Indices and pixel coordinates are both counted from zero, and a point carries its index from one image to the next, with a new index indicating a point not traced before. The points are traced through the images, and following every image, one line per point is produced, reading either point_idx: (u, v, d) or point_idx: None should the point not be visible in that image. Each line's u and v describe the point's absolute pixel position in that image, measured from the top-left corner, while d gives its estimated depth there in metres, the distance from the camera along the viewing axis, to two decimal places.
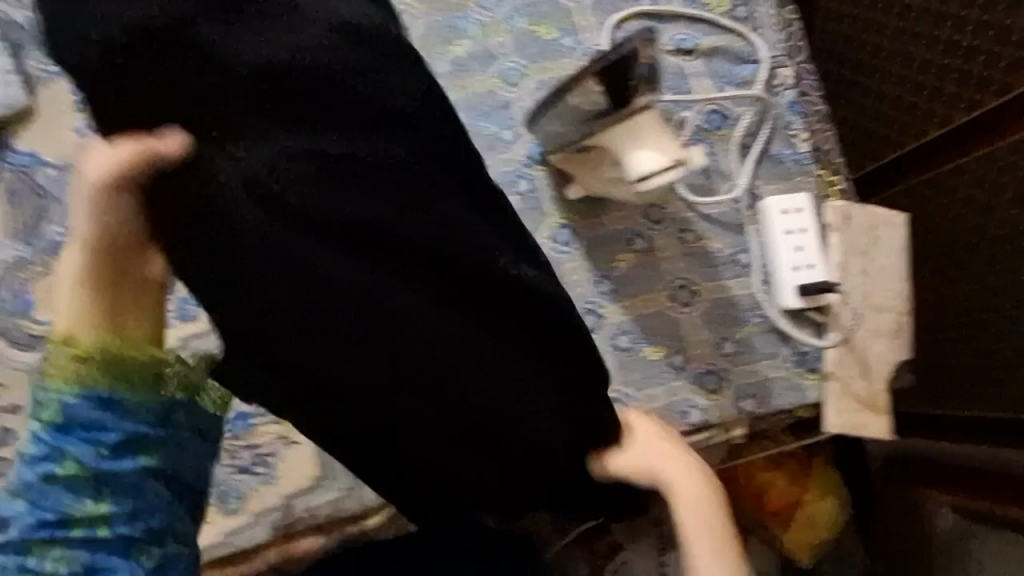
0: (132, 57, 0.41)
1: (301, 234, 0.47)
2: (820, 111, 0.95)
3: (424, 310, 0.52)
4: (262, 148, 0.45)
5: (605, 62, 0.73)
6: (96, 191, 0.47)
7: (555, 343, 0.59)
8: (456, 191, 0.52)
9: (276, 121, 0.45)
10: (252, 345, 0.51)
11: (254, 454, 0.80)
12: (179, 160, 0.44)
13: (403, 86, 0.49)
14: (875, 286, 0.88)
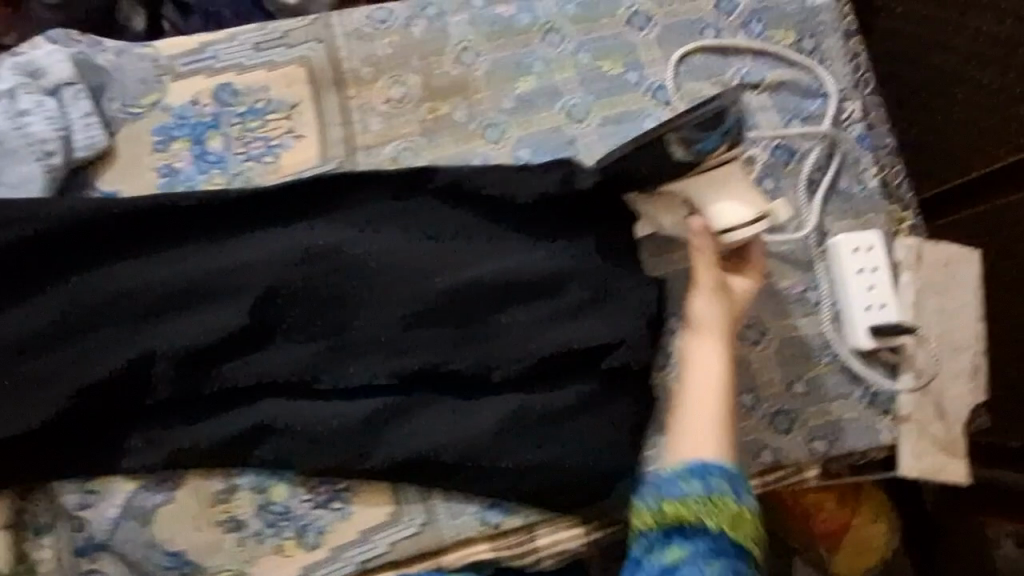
0: (92, 250, 0.78)
1: (100, 332, 0.77)
2: (889, 145, 0.95)
3: (232, 360, 0.78)
4: (132, 318, 0.77)
5: (698, 110, 0.84)
6: None
7: (253, 337, 0.79)
8: (115, 257, 0.79)
9: (114, 257, 0.79)
10: (155, 404, 0.79)
11: (331, 490, 0.80)
12: (102, 306, 0.77)
13: (57, 222, 0.76)
14: (949, 326, 0.87)
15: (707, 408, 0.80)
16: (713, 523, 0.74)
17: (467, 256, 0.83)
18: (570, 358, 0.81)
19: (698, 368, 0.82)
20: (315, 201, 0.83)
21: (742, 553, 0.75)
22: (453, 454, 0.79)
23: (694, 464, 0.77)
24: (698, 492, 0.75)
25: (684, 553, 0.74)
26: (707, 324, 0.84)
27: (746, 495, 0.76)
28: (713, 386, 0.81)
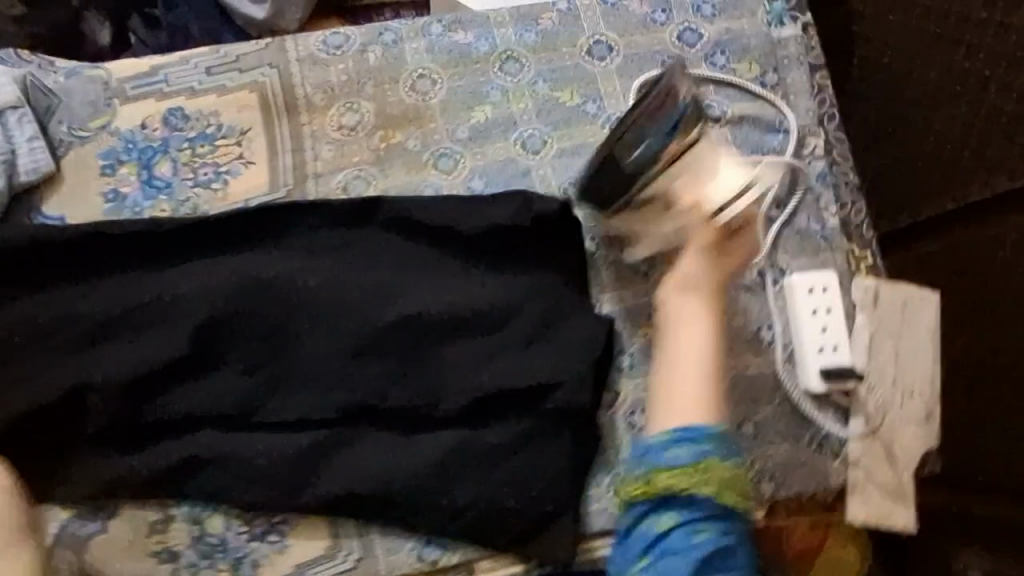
0: (34, 275, 0.78)
1: (38, 359, 0.76)
2: (852, 182, 0.92)
3: (168, 390, 0.77)
4: (70, 345, 0.77)
5: (644, 101, 0.81)
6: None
7: (191, 367, 0.77)
8: (56, 282, 0.78)
9: (56, 282, 0.78)
10: (86, 434, 0.77)
11: (268, 522, 0.78)
12: (40, 331, 0.76)
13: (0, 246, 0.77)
14: (903, 370, 0.85)
15: (692, 372, 0.77)
16: (702, 489, 0.71)
17: (413, 288, 0.82)
18: (513, 397, 0.80)
19: (682, 325, 0.79)
20: (262, 229, 0.82)
21: (733, 513, 0.73)
22: (390, 492, 0.78)
23: (679, 427, 0.74)
24: (685, 458, 0.72)
25: (676, 520, 0.72)
26: (694, 283, 0.80)
27: (733, 455, 0.74)
28: (699, 344, 0.79)
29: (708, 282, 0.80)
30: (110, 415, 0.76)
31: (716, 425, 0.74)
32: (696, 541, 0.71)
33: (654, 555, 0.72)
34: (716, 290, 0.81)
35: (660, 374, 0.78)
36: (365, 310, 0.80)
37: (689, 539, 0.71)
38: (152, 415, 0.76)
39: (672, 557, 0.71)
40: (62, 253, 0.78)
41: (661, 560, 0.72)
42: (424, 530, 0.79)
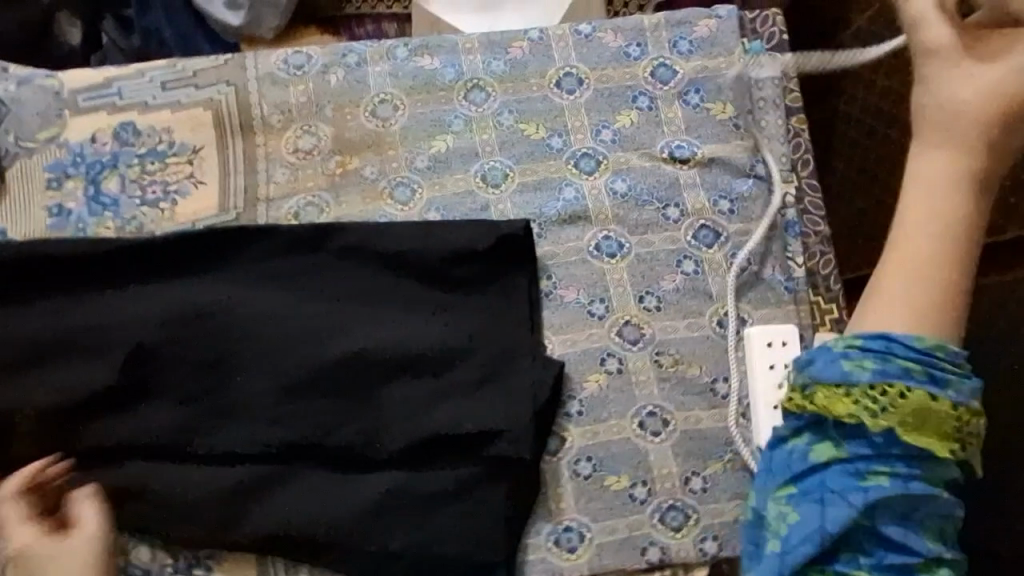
0: None
1: None
2: (823, 233, 0.90)
3: (97, 417, 0.75)
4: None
5: None
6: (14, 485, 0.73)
7: (122, 394, 0.75)
8: None
9: None
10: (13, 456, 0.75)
11: (194, 556, 0.75)
12: None
13: None
14: None
15: (932, 230, 0.56)
16: (887, 422, 0.53)
17: (355, 323, 0.79)
18: (451, 441, 0.77)
19: (904, 219, 0.57)
20: (207, 253, 0.79)
21: (936, 460, 0.54)
22: (314, 534, 0.74)
23: (872, 336, 0.55)
24: (868, 376, 0.54)
25: (842, 454, 0.55)
26: (930, 126, 0.56)
27: (951, 382, 0.54)
28: (930, 234, 0.56)
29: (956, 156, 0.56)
30: (43, 437, 0.75)
31: (930, 339, 0.55)
32: (864, 486, 0.54)
33: (801, 485, 0.56)
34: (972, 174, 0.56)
35: (874, 284, 0.58)
36: (304, 342, 0.77)
37: (852, 481, 0.54)
38: (80, 441, 0.75)
39: (827, 500, 0.54)
40: None
41: (811, 497, 0.55)
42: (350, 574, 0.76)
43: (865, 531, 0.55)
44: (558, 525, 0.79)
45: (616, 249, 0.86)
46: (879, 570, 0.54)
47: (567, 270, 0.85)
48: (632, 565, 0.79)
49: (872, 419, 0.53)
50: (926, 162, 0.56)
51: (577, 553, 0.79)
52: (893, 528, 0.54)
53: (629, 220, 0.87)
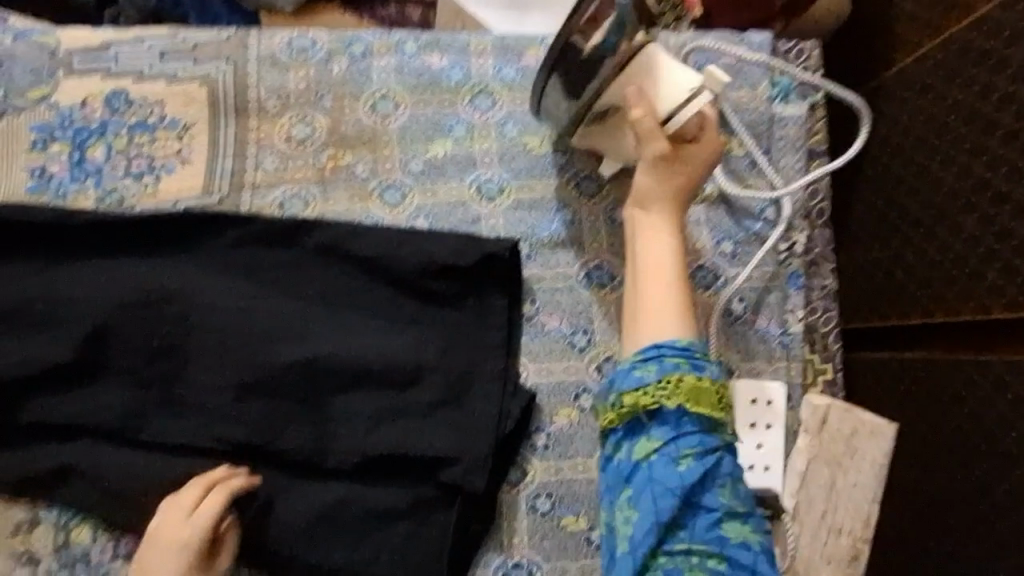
0: None
1: None
2: (828, 287, 0.86)
3: (48, 395, 0.73)
4: None
5: None
6: (190, 499, 0.71)
7: (78, 373, 0.74)
8: None
9: None
10: None
11: (132, 543, 0.74)
12: None
13: None
14: (837, 503, 0.78)
15: (651, 292, 0.69)
16: (673, 403, 0.63)
17: (322, 328, 0.76)
18: (404, 462, 0.75)
19: (649, 238, 0.71)
20: (183, 236, 0.77)
21: (717, 426, 0.64)
22: (257, 538, 0.73)
23: (646, 348, 0.66)
24: (654, 376, 0.64)
25: (657, 447, 0.63)
26: (656, 194, 0.71)
27: (709, 366, 0.65)
28: (666, 253, 0.70)
29: (671, 187, 0.71)
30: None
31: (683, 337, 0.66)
32: (678, 470, 0.62)
33: (636, 483, 0.63)
34: (679, 196, 0.71)
35: (633, 295, 0.69)
36: (268, 342, 0.75)
37: (670, 469, 0.62)
38: (27, 417, 0.73)
39: (654, 490, 0.62)
40: None
41: (643, 491, 0.62)
42: None
43: (684, 507, 0.62)
44: (508, 559, 0.76)
45: (607, 280, 0.83)
46: (695, 530, 0.62)
47: (553, 295, 0.82)
48: None
49: (670, 409, 0.63)
50: (652, 228, 0.71)
51: None
52: (710, 501, 0.62)
53: (624, 252, 0.83)
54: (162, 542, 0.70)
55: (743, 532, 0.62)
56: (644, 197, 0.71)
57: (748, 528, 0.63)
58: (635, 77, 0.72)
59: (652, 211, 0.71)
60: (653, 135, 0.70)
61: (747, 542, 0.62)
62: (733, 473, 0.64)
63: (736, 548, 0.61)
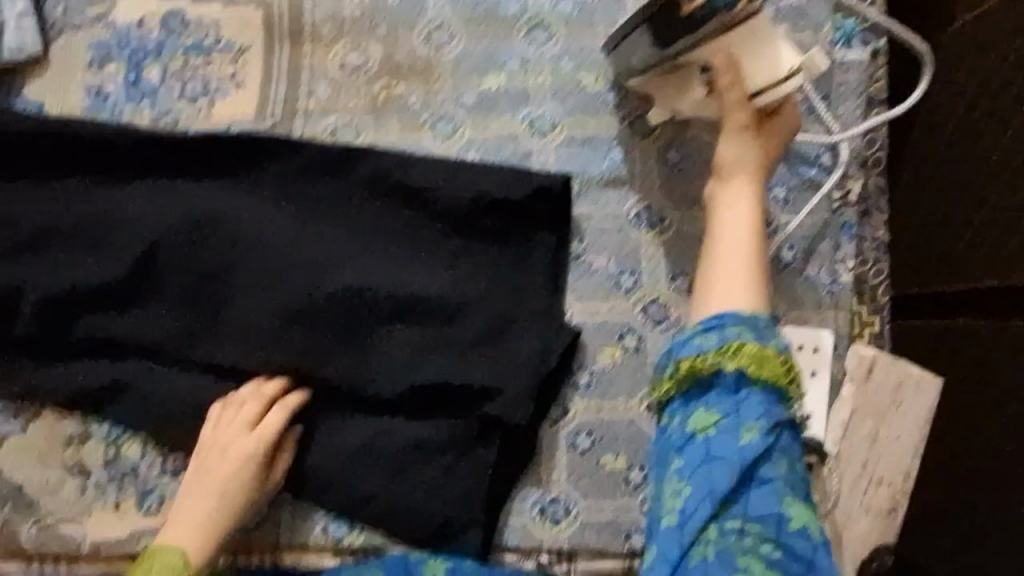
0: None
1: None
2: (880, 239, 0.83)
3: (98, 312, 0.73)
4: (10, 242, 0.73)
5: None
6: (242, 405, 0.72)
7: (129, 290, 0.73)
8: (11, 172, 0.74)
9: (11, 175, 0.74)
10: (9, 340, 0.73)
11: (180, 460, 0.74)
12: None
13: None
14: (878, 454, 0.78)
15: (722, 263, 0.70)
16: (732, 368, 0.64)
17: (371, 256, 0.76)
18: (448, 395, 0.75)
19: (729, 208, 0.72)
20: (235, 157, 0.76)
21: (778, 399, 0.64)
22: (304, 460, 0.74)
23: (708, 318, 0.67)
24: (714, 344, 0.65)
25: (714, 419, 0.64)
26: (738, 166, 0.72)
27: (773, 337, 0.65)
28: (744, 226, 0.71)
29: (750, 159, 0.72)
30: (39, 323, 0.72)
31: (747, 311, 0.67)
32: (737, 442, 0.63)
33: (691, 456, 0.64)
34: (756, 170, 0.72)
35: (706, 262, 0.71)
36: (317, 267, 0.75)
37: (729, 441, 0.63)
38: (79, 332, 0.73)
39: (710, 461, 0.63)
40: (21, 144, 0.73)
41: (699, 463, 0.63)
42: (330, 505, 0.74)
43: (739, 482, 0.63)
44: (546, 495, 0.77)
45: (656, 221, 0.82)
46: (749, 505, 0.63)
47: (601, 235, 0.81)
48: (615, 547, 0.77)
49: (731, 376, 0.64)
50: (732, 198, 0.72)
51: (559, 526, 0.77)
52: (766, 476, 0.63)
53: (675, 194, 0.82)
54: (215, 449, 0.71)
55: (802, 516, 0.63)
56: (728, 167, 0.72)
57: (806, 512, 0.63)
58: (731, 43, 0.71)
59: (730, 183, 0.72)
60: (738, 106, 0.72)
61: (807, 529, 0.62)
62: (789, 449, 0.65)
63: (793, 532, 0.62)
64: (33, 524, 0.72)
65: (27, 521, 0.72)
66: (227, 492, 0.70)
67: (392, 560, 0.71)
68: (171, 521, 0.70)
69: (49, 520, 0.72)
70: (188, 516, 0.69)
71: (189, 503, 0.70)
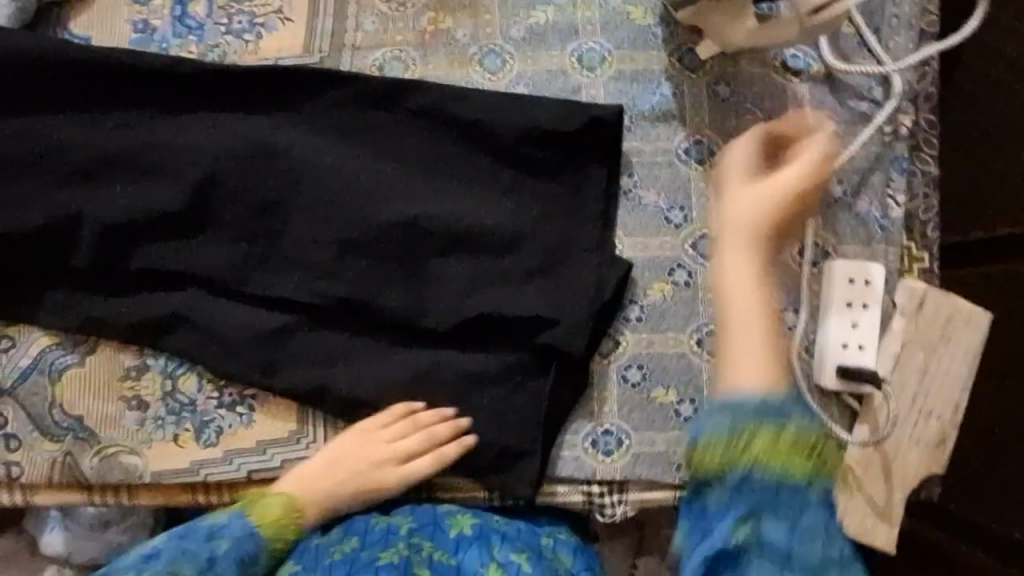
0: (45, 93, 0.74)
1: (34, 180, 0.73)
2: (929, 174, 0.83)
3: (157, 245, 0.74)
4: (69, 174, 0.74)
5: None
6: (410, 430, 0.73)
7: (187, 222, 0.74)
8: (65, 105, 0.74)
9: (64, 108, 0.74)
10: (69, 271, 0.74)
11: (236, 393, 0.75)
12: (43, 151, 0.73)
13: (17, 53, 0.73)
14: (928, 388, 0.77)
15: (739, 337, 0.59)
16: (746, 465, 0.56)
17: (422, 190, 0.76)
18: (502, 327, 0.75)
19: (733, 272, 0.59)
20: (288, 91, 0.76)
21: (807, 484, 0.56)
22: (355, 393, 0.74)
23: (719, 403, 0.57)
24: (724, 432, 0.56)
25: (729, 503, 0.56)
26: (738, 225, 0.59)
27: (793, 414, 0.57)
28: (751, 294, 0.59)
29: (755, 210, 0.59)
30: (99, 254, 0.73)
31: (767, 387, 0.57)
32: (756, 526, 0.56)
33: (705, 542, 0.57)
34: (772, 225, 0.59)
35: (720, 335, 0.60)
36: (370, 200, 0.76)
37: (745, 527, 0.56)
38: (138, 264, 0.74)
39: (725, 548, 0.56)
40: (75, 76, 0.74)
41: (712, 548, 0.57)
42: None
43: (763, 562, 0.56)
44: (598, 427, 0.77)
45: (706, 156, 0.81)
46: None
47: (651, 170, 0.81)
48: (666, 478, 0.77)
49: (746, 469, 0.56)
50: (734, 262, 0.59)
51: (612, 457, 0.77)
52: (792, 553, 0.56)
53: (724, 129, 0.82)
54: (369, 443, 0.73)
55: None
56: (727, 224, 0.59)
57: None
58: None
59: (730, 239, 0.59)
60: None
61: None
62: (822, 523, 0.57)
63: None
64: (95, 453, 0.73)
65: (88, 452, 0.73)
66: (360, 487, 0.72)
67: (421, 511, 0.73)
68: (299, 476, 0.72)
69: (110, 450, 0.73)
70: (315, 484, 0.71)
71: (322, 473, 0.72)
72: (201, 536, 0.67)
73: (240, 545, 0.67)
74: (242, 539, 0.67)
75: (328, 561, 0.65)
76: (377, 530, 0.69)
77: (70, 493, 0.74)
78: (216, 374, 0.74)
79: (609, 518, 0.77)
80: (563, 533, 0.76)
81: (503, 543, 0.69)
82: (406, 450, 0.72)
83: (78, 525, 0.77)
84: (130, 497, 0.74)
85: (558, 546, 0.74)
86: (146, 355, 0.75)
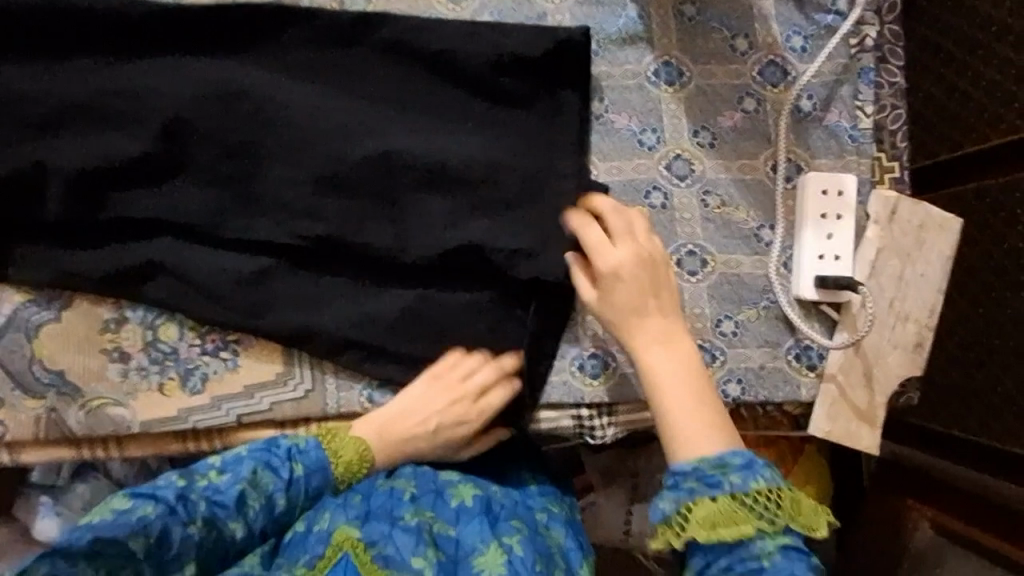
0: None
1: None
2: (898, 85, 0.83)
3: (127, 193, 0.73)
4: (30, 125, 0.71)
5: None
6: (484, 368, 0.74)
7: (157, 169, 0.73)
8: (20, 55, 0.72)
9: (20, 58, 0.72)
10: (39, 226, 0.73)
11: (220, 339, 0.74)
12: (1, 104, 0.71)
13: None
14: (905, 292, 0.78)
15: (688, 428, 0.63)
16: (693, 527, 0.59)
17: (393, 123, 0.76)
18: (482, 258, 0.74)
19: (655, 357, 0.67)
20: (249, 29, 0.75)
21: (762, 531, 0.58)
22: (338, 331, 0.73)
23: (660, 503, 0.61)
24: (672, 508, 0.61)
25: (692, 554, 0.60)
26: (642, 337, 0.68)
27: (728, 475, 0.60)
28: (680, 372, 0.66)
29: (644, 304, 0.68)
30: (68, 206, 0.72)
31: (703, 461, 0.61)
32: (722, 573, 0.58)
33: None
34: (655, 307, 0.68)
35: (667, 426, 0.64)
36: (340, 135, 0.75)
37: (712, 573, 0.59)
38: (110, 213, 0.73)
39: None
40: (28, 24, 0.72)
41: None
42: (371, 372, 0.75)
43: None
44: (584, 351, 0.77)
45: (675, 77, 0.82)
46: None
47: (622, 94, 0.81)
48: None
49: (696, 528, 0.59)
50: (655, 359, 0.67)
51: (600, 381, 0.77)
52: None
53: (692, 50, 0.82)
54: (443, 386, 0.73)
55: None
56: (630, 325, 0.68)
57: None
58: None
59: (634, 331, 0.68)
60: None
61: None
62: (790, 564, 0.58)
63: None
64: (80, 407, 0.72)
65: (72, 405, 0.72)
66: (437, 428, 0.72)
67: (421, 476, 0.70)
68: (372, 421, 0.71)
69: (95, 403, 0.72)
70: (392, 429, 0.71)
71: (398, 420, 0.71)
72: (283, 456, 0.64)
73: (310, 478, 0.65)
74: (315, 474, 0.65)
75: (341, 508, 0.62)
76: (381, 492, 0.65)
77: (60, 448, 0.74)
78: (198, 321, 0.74)
79: (600, 440, 0.77)
80: (555, 506, 0.75)
81: (502, 521, 0.65)
82: (482, 385, 0.73)
83: (69, 509, 0.83)
84: (121, 450, 0.74)
85: (552, 523, 0.71)
86: (124, 306, 0.74)
